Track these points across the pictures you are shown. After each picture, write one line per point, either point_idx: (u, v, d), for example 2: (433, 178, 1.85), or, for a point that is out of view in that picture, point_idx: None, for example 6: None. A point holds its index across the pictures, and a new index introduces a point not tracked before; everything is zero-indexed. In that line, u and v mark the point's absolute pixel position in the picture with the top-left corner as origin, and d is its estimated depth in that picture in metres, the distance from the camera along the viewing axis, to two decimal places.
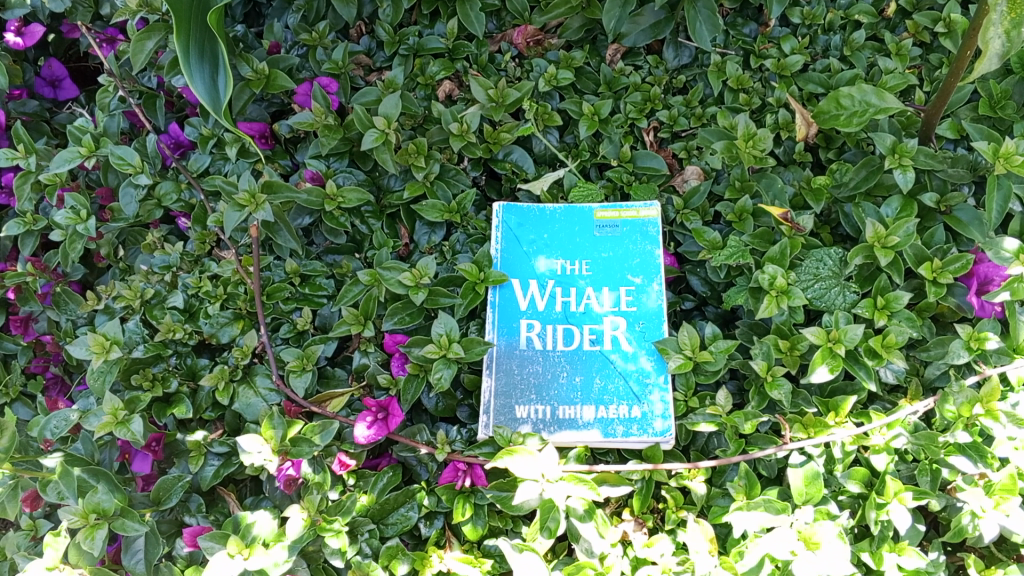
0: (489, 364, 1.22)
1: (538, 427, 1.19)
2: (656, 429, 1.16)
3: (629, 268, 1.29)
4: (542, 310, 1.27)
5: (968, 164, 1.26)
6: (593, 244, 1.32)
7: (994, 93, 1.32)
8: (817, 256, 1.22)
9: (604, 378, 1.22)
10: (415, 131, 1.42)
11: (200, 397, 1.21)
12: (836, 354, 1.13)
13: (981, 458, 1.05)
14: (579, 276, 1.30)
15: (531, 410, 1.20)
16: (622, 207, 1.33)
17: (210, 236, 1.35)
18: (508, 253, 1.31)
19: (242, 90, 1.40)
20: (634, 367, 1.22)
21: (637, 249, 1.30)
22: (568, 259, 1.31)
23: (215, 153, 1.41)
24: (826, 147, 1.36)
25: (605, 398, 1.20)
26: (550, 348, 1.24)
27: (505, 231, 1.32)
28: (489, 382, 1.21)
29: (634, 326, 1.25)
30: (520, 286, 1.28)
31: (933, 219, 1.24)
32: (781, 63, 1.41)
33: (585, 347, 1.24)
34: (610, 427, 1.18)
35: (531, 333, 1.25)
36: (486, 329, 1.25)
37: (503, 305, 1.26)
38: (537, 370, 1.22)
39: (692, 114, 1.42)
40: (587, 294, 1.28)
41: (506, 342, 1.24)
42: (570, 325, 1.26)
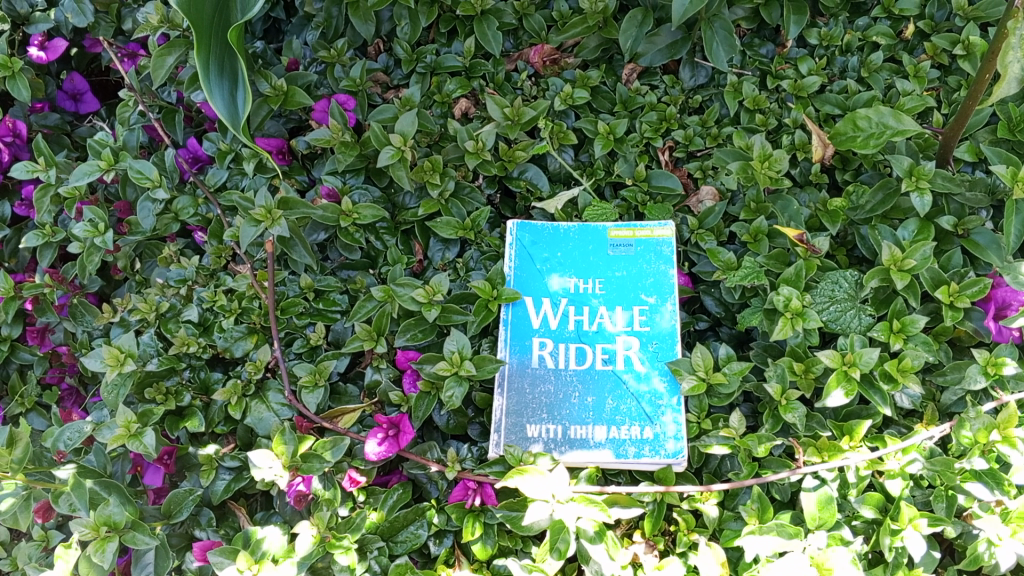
0: (501, 382, 1.22)
1: (548, 447, 1.18)
2: (668, 451, 1.16)
3: (643, 288, 1.29)
4: (555, 329, 1.27)
5: (986, 187, 1.26)
6: (607, 264, 1.31)
7: (1014, 116, 1.31)
8: (833, 279, 1.21)
9: (616, 398, 1.21)
10: (431, 148, 1.43)
11: (212, 410, 1.21)
12: (851, 377, 1.12)
13: (997, 485, 1.05)
14: (592, 295, 1.29)
15: (543, 429, 1.19)
16: (637, 226, 1.32)
17: (225, 251, 1.36)
18: (522, 271, 1.31)
19: (260, 106, 1.41)
20: (646, 388, 1.21)
21: (651, 269, 1.30)
22: (582, 278, 1.31)
23: (233, 168, 1.43)
24: (843, 169, 1.35)
25: (617, 419, 1.19)
26: (562, 367, 1.24)
27: (519, 249, 1.32)
28: (501, 401, 1.21)
29: (646, 346, 1.24)
30: (533, 303, 1.28)
31: (950, 242, 1.23)
32: (798, 84, 1.41)
33: (598, 367, 1.24)
34: (622, 448, 1.17)
35: (543, 351, 1.25)
36: (499, 346, 1.25)
37: (515, 322, 1.26)
38: (548, 390, 1.22)
39: (707, 134, 1.41)
40: (600, 313, 1.28)
41: (518, 360, 1.24)
42: (583, 344, 1.25)
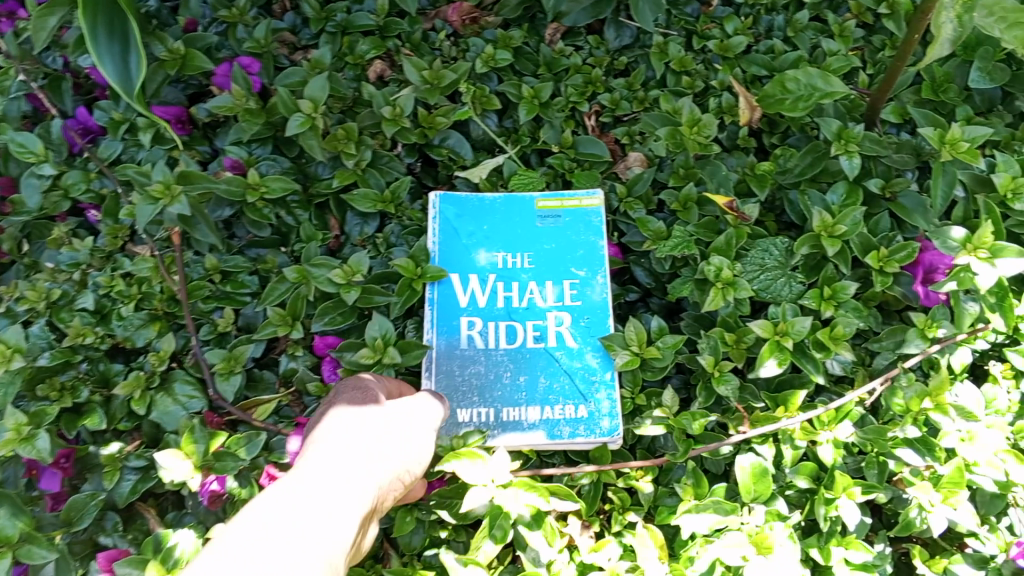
0: (429, 365, 1.16)
1: (481, 431, 1.13)
2: (603, 429, 1.13)
3: (573, 261, 1.25)
4: (483, 307, 1.22)
5: (912, 149, 1.24)
6: (535, 237, 1.27)
7: (937, 76, 1.30)
8: (763, 247, 1.19)
9: (549, 377, 1.17)
10: (344, 114, 1.34)
11: (114, 406, 1.13)
12: (783, 347, 1.10)
13: (928, 452, 1.04)
14: (521, 270, 1.25)
15: (474, 412, 1.14)
16: (564, 196, 1.28)
17: (122, 231, 1.26)
18: (447, 246, 1.25)
19: (156, 72, 1.29)
20: (579, 365, 1.18)
21: (580, 240, 1.26)
22: (509, 252, 1.26)
23: (127, 140, 1.32)
24: (770, 132, 1.32)
25: (550, 399, 1.16)
26: (493, 346, 1.19)
27: (443, 224, 1.26)
28: (428, 385, 1.15)
29: (578, 322, 1.20)
30: (459, 281, 1.23)
31: (878, 206, 1.21)
32: (724, 44, 1.37)
33: (529, 345, 1.19)
34: (556, 429, 1.13)
35: (472, 331, 1.20)
36: (425, 328, 1.19)
37: (442, 301, 1.21)
38: (479, 371, 1.17)
39: (634, 98, 1.36)
40: (529, 288, 1.23)
41: (446, 342, 1.18)
42: (514, 321, 1.21)
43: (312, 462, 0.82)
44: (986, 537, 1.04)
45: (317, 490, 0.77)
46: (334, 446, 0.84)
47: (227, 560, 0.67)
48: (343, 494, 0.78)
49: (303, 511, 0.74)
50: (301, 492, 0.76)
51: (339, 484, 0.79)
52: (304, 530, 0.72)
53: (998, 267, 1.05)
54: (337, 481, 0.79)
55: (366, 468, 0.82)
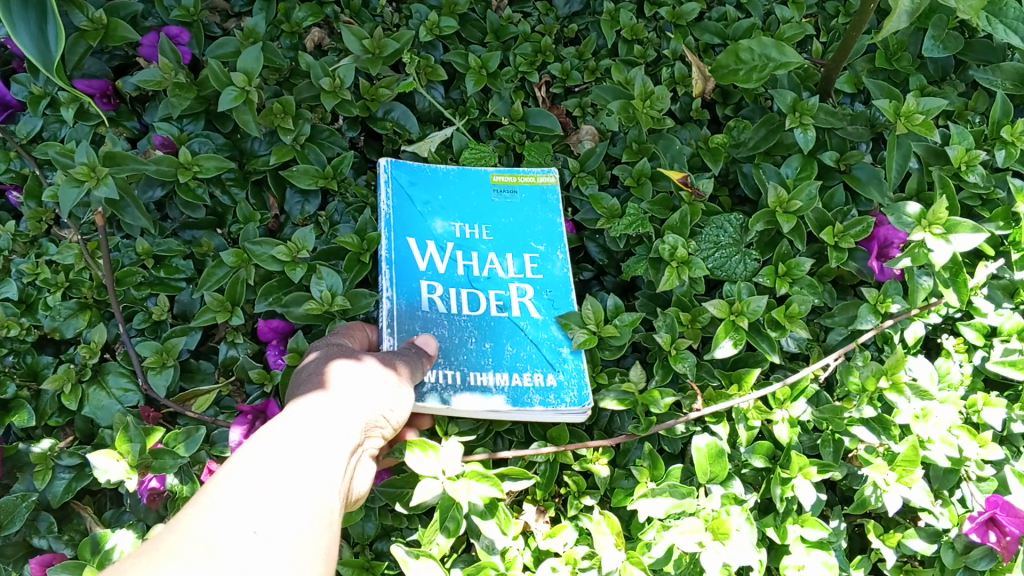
0: (389, 323, 1.06)
1: (444, 394, 1.02)
2: (574, 398, 1.05)
3: (532, 236, 1.20)
4: (443, 273, 1.14)
5: (866, 120, 1.22)
6: (493, 210, 1.21)
7: (891, 44, 1.28)
8: (718, 224, 1.15)
9: (516, 345, 1.09)
10: (281, 86, 1.27)
11: (43, 401, 1.07)
12: (739, 326, 1.09)
13: (884, 430, 1.04)
14: (479, 241, 1.18)
15: (438, 373, 1.04)
16: (520, 173, 1.24)
17: (45, 214, 1.19)
18: (401, 211, 1.17)
19: (76, 43, 1.21)
20: (545, 335, 1.11)
21: (539, 219, 1.22)
22: (467, 223, 1.19)
23: (48, 115, 1.24)
24: (723, 103, 1.29)
25: (518, 365, 1.07)
26: (455, 311, 1.11)
27: (396, 189, 1.18)
28: (388, 344, 1.04)
29: (542, 295, 1.15)
30: (416, 246, 1.15)
31: (833, 178, 1.20)
32: (676, 11, 1.33)
33: (493, 312, 1.12)
34: (526, 395, 1.05)
35: (433, 295, 1.11)
36: (382, 287, 1.09)
37: (399, 262, 1.12)
38: (442, 333, 1.08)
39: (585, 67, 1.32)
40: (490, 259, 1.17)
41: (406, 301, 1.09)
42: (475, 289, 1.14)
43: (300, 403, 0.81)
44: (939, 511, 1.05)
45: (306, 429, 0.76)
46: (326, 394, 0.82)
47: (240, 481, 0.67)
48: (331, 436, 0.77)
49: (297, 458, 0.71)
50: (292, 430, 0.75)
51: (341, 414, 0.79)
52: (301, 467, 0.71)
53: (952, 243, 1.04)
54: (324, 422, 0.78)
55: (354, 410, 0.81)
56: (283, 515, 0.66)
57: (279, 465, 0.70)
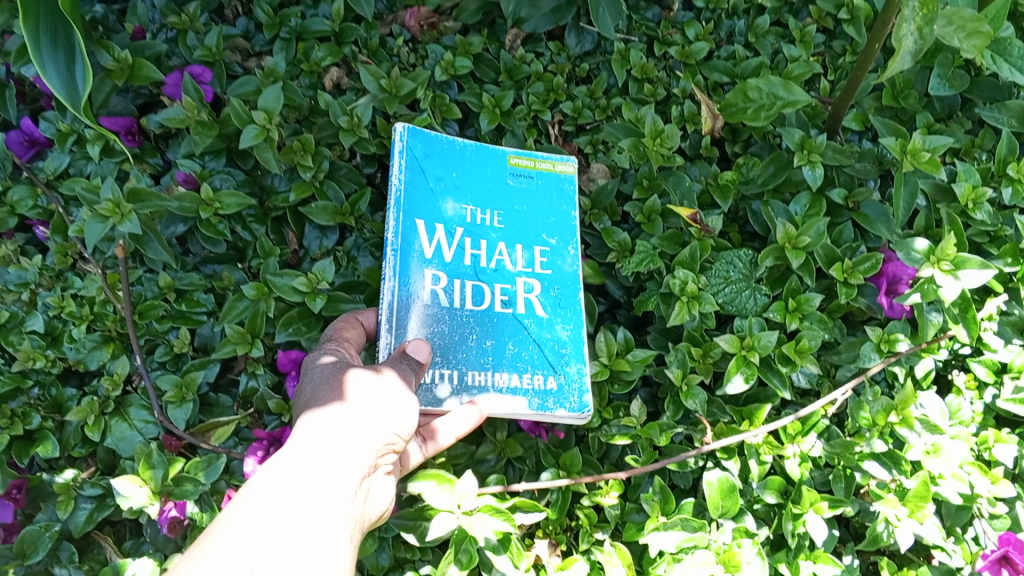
0: (389, 317, 1.03)
1: (442, 396, 1.02)
2: (574, 405, 1.06)
3: (544, 227, 1.18)
4: (449, 262, 1.11)
5: (874, 158, 1.24)
6: (506, 195, 1.19)
7: (897, 82, 1.30)
8: (727, 259, 1.17)
9: (517, 344, 1.08)
10: (300, 125, 1.30)
11: (67, 432, 1.09)
12: (750, 361, 1.10)
13: (895, 465, 1.05)
14: (489, 229, 1.16)
15: (436, 374, 1.03)
16: (538, 158, 1.22)
17: (71, 248, 1.21)
18: (412, 187, 1.13)
19: (103, 82, 1.25)
20: (550, 335, 1.10)
21: (553, 208, 1.20)
22: (478, 207, 1.16)
23: (76, 152, 1.28)
24: (732, 141, 1.31)
25: (518, 366, 1.07)
26: (458, 305, 1.09)
27: (409, 160, 1.14)
28: (387, 339, 1.02)
29: (549, 291, 1.14)
30: (424, 229, 1.11)
31: (841, 216, 1.22)
32: (685, 51, 1.35)
33: (496, 309, 1.10)
34: (524, 399, 1.05)
35: (436, 286, 1.08)
36: (384, 277, 1.05)
37: (404, 250, 1.08)
38: (442, 331, 1.06)
39: (596, 106, 1.35)
40: (499, 249, 1.15)
41: (408, 292, 1.06)
42: (481, 282, 1.11)
43: (307, 431, 0.78)
44: (952, 549, 1.06)
45: (322, 460, 0.75)
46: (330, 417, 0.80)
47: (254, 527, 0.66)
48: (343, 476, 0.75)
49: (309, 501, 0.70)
50: (304, 469, 0.73)
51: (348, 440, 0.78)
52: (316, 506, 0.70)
53: (961, 279, 1.05)
54: (337, 457, 0.76)
55: (365, 439, 0.79)
56: (306, 573, 0.65)
57: (297, 512, 0.69)
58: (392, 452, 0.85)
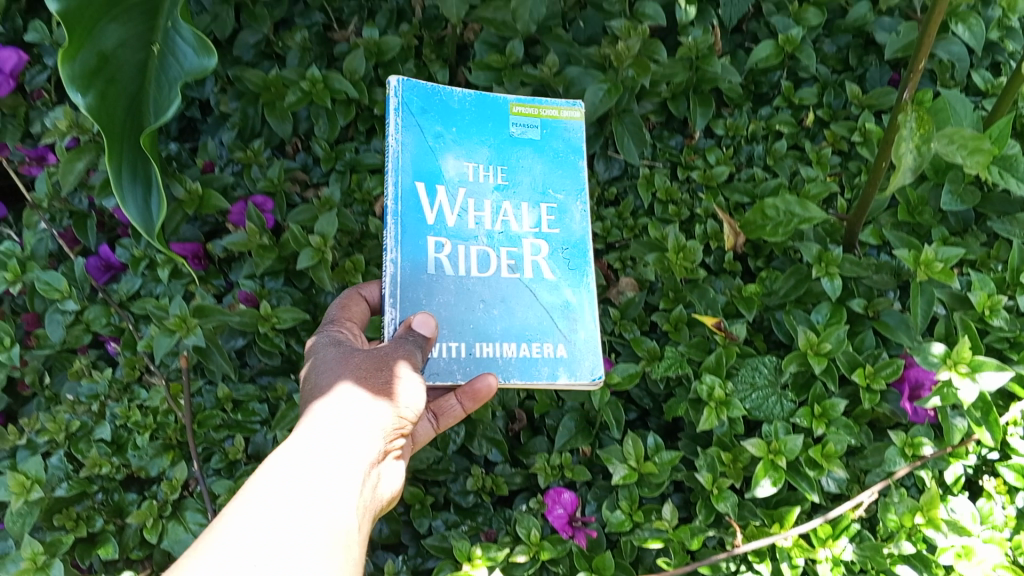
0: (394, 291, 1.07)
1: (451, 367, 1.08)
2: (583, 372, 1.11)
3: (550, 182, 1.22)
4: (453, 227, 1.13)
5: (892, 270, 1.29)
6: (509, 147, 1.21)
7: (911, 199, 1.38)
8: (753, 365, 1.23)
9: (526, 311, 1.13)
10: (352, 248, 1.41)
11: (126, 535, 1.16)
12: (777, 465, 1.13)
13: (925, 567, 1.09)
14: (493, 185, 1.19)
15: (443, 347, 1.08)
16: (542, 104, 1.24)
17: (138, 361, 1.31)
18: (411, 146, 1.14)
19: (175, 211, 1.38)
20: (558, 301, 1.15)
21: (558, 161, 1.23)
22: (480, 162, 1.19)
23: (147, 275, 1.39)
24: (755, 256, 1.39)
25: (528, 334, 1.12)
26: (463, 272, 1.12)
27: (406, 115, 1.15)
28: (392, 313, 1.06)
29: (559, 254, 1.18)
30: (426, 192, 1.13)
31: (863, 324, 1.27)
32: (707, 174, 1.45)
33: (503, 275, 1.14)
34: (535, 368, 1.11)
35: (440, 254, 1.12)
36: (386, 247, 1.09)
37: (407, 216, 1.11)
38: (449, 301, 1.10)
39: (625, 226, 1.43)
40: (504, 210, 1.18)
41: (412, 262, 1.09)
42: (486, 248, 1.14)
43: (310, 429, 0.87)
44: None
45: (321, 455, 0.84)
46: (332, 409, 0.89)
47: (251, 520, 0.76)
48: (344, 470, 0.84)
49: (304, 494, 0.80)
50: (306, 466, 0.83)
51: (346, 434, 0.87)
52: (310, 499, 0.80)
53: (979, 381, 1.09)
54: (337, 454, 0.85)
55: (365, 430, 0.88)
56: (302, 556, 0.75)
57: (297, 503, 0.79)
58: (400, 434, 0.94)
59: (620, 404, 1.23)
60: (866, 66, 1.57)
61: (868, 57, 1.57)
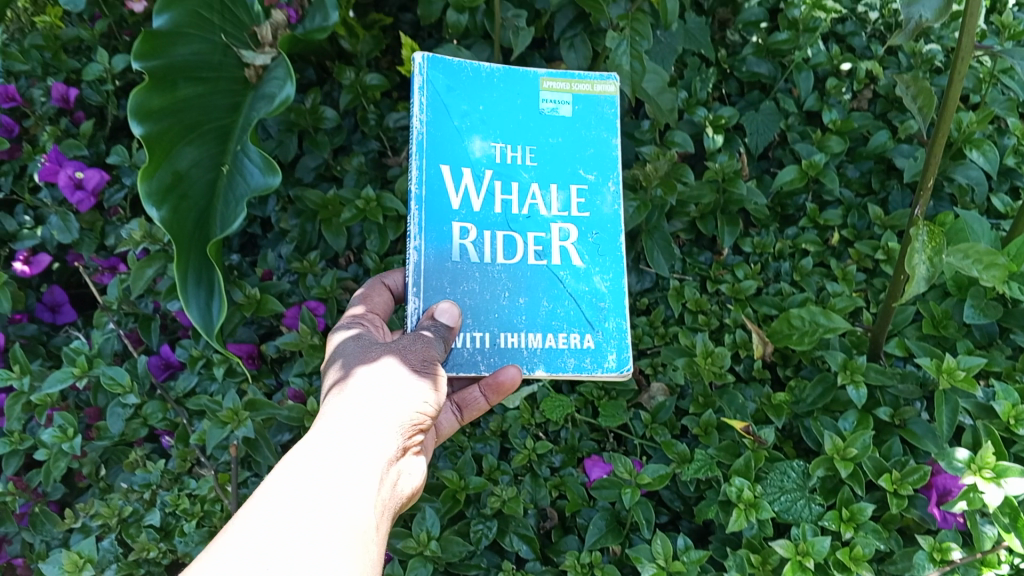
0: (417, 279, 1.13)
1: (476, 355, 1.14)
2: (608, 364, 1.18)
3: (580, 162, 1.24)
4: (478, 212, 1.17)
5: (916, 379, 1.33)
6: (539, 127, 1.23)
7: (936, 313, 1.42)
8: (781, 469, 1.25)
9: (552, 300, 1.18)
10: None
11: None
12: (805, 566, 1.15)
13: None
14: (522, 169, 1.21)
15: (468, 337, 1.14)
16: (575, 79, 1.25)
17: (190, 454, 1.38)
18: (437, 129, 1.18)
19: (233, 313, 1.48)
20: (586, 288, 1.19)
21: (589, 139, 1.25)
22: (508, 143, 1.21)
23: (203, 373, 1.47)
24: (784, 365, 1.44)
25: (553, 324, 1.17)
26: (488, 258, 1.17)
27: (433, 96, 1.19)
28: (416, 302, 1.12)
29: (588, 237, 1.21)
30: (452, 173, 1.16)
31: (890, 432, 1.30)
32: (735, 287, 1.52)
33: (529, 261, 1.18)
34: (560, 360, 1.16)
35: (465, 240, 1.16)
36: (412, 235, 1.14)
37: (432, 201, 1.15)
38: (473, 289, 1.15)
39: (655, 333, 1.50)
40: (532, 193, 1.21)
41: (436, 251, 1.14)
42: (513, 231, 1.18)
43: (335, 417, 0.96)
44: None
45: (344, 446, 0.93)
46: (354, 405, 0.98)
47: (276, 499, 0.84)
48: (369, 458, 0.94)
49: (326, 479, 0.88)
50: (331, 448, 0.92)
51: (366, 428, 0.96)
52: (331, 483, 0.88)
53: (1005, 486, 1.11)
54: (360, 438, 0.95)
55: (384, 421, 0.97)
56: (322, 529, 0.83)
57: (320, 486, 0.87)
58: (415, 430, 1.02)
59: (649, 504, 1.26)
60: (888, 190, 1.66)
61: (889, 182, 1.66)
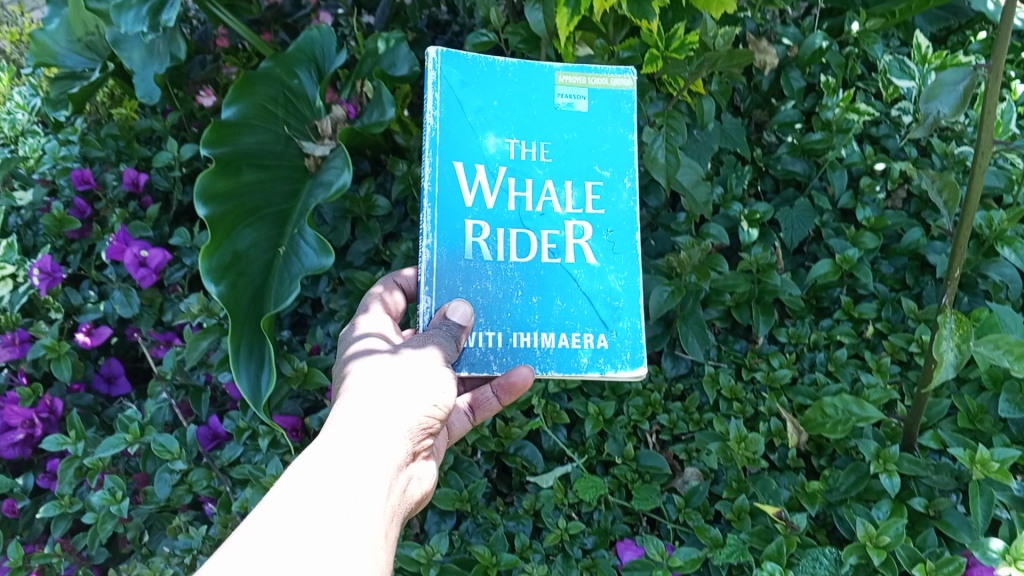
0: (430, 277, 1.25)
1: (489, 353, 1.25)
2: (620, 365, 1.27)
3: (595, 158, 1.35)
4: (492, 209, 1.29)
5: (951, 471, 1.32)
6: (554, 123, 1.35)
7: (971, 407, 1.42)
8: (814, 555, 1.26)
9: (565, 300, 1.29)
10: None
11: None
12: None
13: None
14: (536, 166, 1.33)
15: (481, 337, 1.26)
16: (589, 75, 1.37)
17: (231, 520, 1.42)
18: (453, 127, 1.30)
19: (281, 386, 1.55)
20: (600, 288, 1.30)
21: (604, 134, 1.36)
22: (522, 139, 1.33)
23: (248, 444, 1.53)
24: (818, 454, 1.45)
25: (565, 323, 1.28)
26: (501, 256, 1.28)
27: (448, 93, 1.32)
28: (429, 300, 1.25)
29: (602, 235, 1.32)
30: (468, 171, 1.29)
31: (924, 523, 1.30)
32: (770, 376, 1.54)
33: (542, 260, 1.30)
34: (575, 360, 1.27)
35: (479, 239, 1.28)
36: (427, 235, 1.26)
37: (447, 199, 1.27)
38: (486, 288, 1.27)
39: (690, 419, 1.52)
40: (546, 189, 1.32)
41: (450, 251, 1.26)
42: (526, 229, 1.30)
43: (350, 416, 1.04)
44: None
45: (358, 445, 1.00)
46: (366, 406, 1.05)
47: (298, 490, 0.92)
48: (382, 445, 1.02)
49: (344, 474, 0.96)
50: (347, 444, 1.00)
51: (379, 429, 1.03)
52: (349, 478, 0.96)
53: None
54: (374, 438, 1.02)
55: (397, 425, 1.05)
56: (341, 521, 0.91)
57: (338, 480, 0.95)
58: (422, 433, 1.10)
59: None
60: (923, 285, 1.68)
61: (924, 277, 1.68)
